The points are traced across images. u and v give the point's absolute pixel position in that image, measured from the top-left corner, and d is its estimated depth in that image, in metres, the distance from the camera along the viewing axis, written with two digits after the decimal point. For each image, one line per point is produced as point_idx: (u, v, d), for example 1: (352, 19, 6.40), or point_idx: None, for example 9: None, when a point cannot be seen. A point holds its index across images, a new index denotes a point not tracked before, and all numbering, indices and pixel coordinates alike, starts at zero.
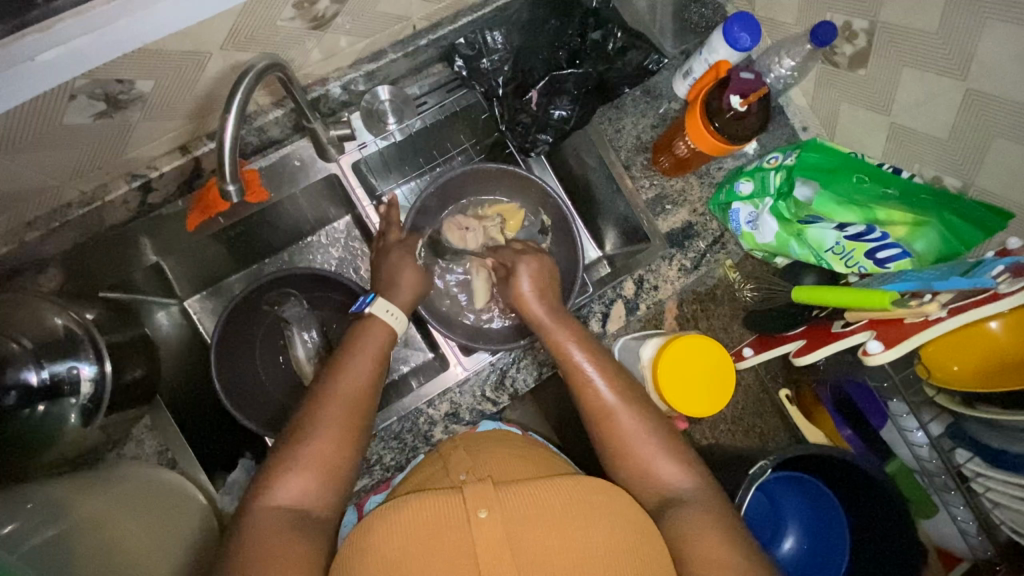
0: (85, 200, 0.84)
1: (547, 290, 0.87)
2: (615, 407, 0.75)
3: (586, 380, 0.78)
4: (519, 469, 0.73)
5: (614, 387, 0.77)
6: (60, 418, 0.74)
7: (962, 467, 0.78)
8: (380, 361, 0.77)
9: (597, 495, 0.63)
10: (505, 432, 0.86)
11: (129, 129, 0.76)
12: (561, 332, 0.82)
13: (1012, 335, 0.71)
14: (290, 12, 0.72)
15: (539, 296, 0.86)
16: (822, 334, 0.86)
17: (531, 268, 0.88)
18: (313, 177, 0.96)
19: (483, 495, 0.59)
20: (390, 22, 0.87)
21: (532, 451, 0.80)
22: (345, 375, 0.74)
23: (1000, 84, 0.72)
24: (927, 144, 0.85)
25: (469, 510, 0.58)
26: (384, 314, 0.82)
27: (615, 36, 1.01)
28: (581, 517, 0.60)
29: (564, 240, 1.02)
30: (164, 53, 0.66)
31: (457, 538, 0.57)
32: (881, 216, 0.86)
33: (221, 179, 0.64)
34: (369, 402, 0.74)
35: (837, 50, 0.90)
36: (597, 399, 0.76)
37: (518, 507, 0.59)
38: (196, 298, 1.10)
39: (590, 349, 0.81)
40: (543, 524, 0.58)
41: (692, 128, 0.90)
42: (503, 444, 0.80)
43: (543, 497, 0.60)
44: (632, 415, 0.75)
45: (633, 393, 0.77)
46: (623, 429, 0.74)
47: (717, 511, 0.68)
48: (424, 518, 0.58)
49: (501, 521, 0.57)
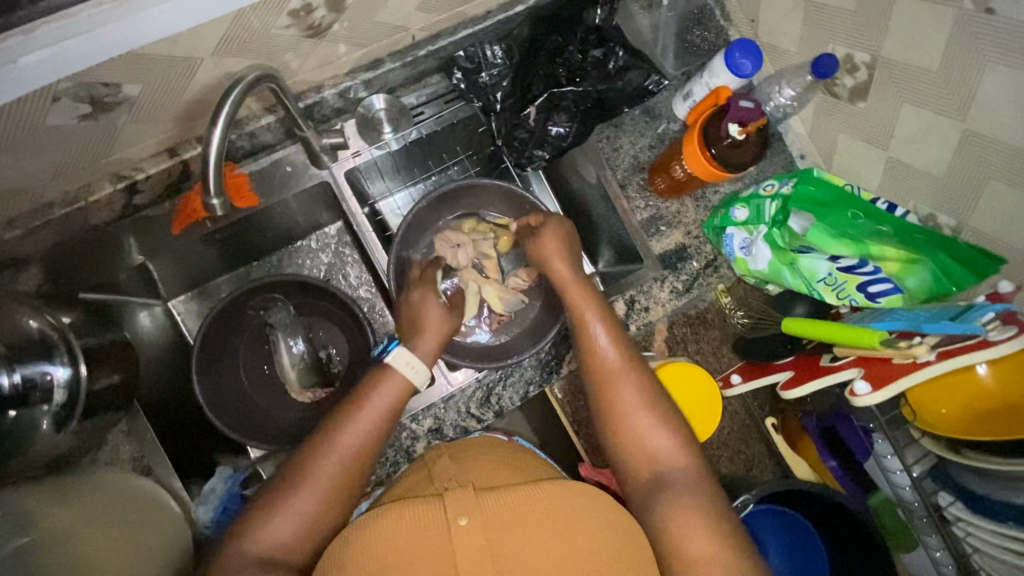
0: (68, 200, 0.82)
1: (566, 248, 0.89)
2: (617, 373, 0.78)
3: (592, 334, 0.82)
4: (504, 475, 0.72)
5: (619, 355, 0.79)
6: (30, 425, 0.72)
7: (944, 510, 0.76)
8: (386, 421, 0.74)
9: (580, 500, 0.63)
10: (492, 440, 0.85)
11: (115, 131, 0.74)
12: (580, 294, 0.85)
13: (1000, 381, 0.71)
14: (285, 20, 0.70)
15: (555, 254, 0.88)
16: (811, 367, 0.85)
17: (557, 231, 0.89)
18: (304, 184, 0.94)
19: (463, 502, 0.59)
20: (389, 32, 0.85)
21: (516, 454, 0.81)
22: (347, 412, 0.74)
23: (997, 126, 0.72)
24: (924, 181, 0.84)
25: (450, 517, 0.58)
26: (404, 366, 0.77)
27: (616, 54, 0.99)
28: (562, 524, 0.60)
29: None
30: (152, 58, 0.65)
31: (437, 545, 0.56)
32: (874, 251, 0.86)
33: (205, 192, 0.62)
34: (365, 462, 0.72)
35: (839, 81, 0.90)
36: (603, 362, 0.79)
37: (499, 512, 0.59)
38: (181, 298, 1.08)
39: (603, 310, 0.84)
40: (522, 529, 0.58)
41: (689, 155, 0.90)
42: (487, 451, 0.79)
43: (525, 503, 0.60)
44: (634, 384, 0.77)
45: (634, 359, 0.80)
46: (619, 393, 0.77)
47: (697, 501, 0.68)
48: (403, 526, 0.58)
49: (481, 526, 0.57)
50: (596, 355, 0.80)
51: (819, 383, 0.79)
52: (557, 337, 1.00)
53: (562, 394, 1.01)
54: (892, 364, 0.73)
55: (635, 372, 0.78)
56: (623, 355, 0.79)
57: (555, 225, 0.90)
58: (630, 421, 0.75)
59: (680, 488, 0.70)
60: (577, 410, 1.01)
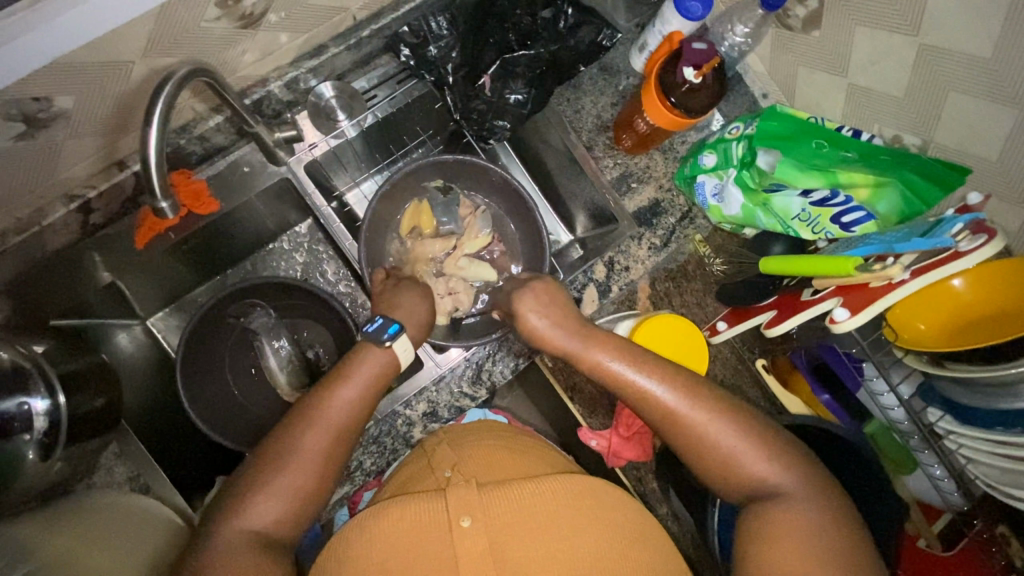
0: (21, 226, 0.80)
1: (557, 309, 0.82)
2: (681, 411, 0.71)
3: (635, 387, 0.74)
4: (505, 460, 0.76)
5: (675, 391, 0.72)
6: (15, 456, 0.70)
7: (934, 425, 0.77)
8: (375, 389, 0.74)
9: (583, 501, 0.66)
10: (491, 423, 0.89)
11: (56, 148, 0.73)
12: (588, 348, 0.78)
13: (975, 291, 0.72)
14: (213, 11, 0.68)
15: (554, 331, 0.81)
16: (792, 303, 0.84)
17: (542, 291, 0.84)
18: (263, 182, 0.92)
19: (465, 504, 0.63)
20: (327, 14, 0.83)
21: (516, 440, 0.84)
22: (307, 423, 0.69)
23: (952, 36, 0.71)
24: (884, 104, 0.84)
25: (453, 519, 0.61)
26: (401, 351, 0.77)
27: (565, 14, 0.97)
28: (565, 527, 0.63)
29: (527, 225, 1.00)
30: (80, 67, 0.63)
31: (441, 546, 0.60)
32: (842, 180, 0.84)
33: (152, 197, 0.61)
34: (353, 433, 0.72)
35: (791, 12, 0.88)
36: (658, 407, 0.72)
37: (499, 514, 0.62)
38: (159, 315, 1.06)
39: (626, 351, 0.77)
40: (523, 529, 0.61)
41: (648, 104, 0.88)
42: (490, 435, 0.83)
43: (523, 502, 0.64)
44: (707, 409, 0.71)
45: (694, 383, 0.73)
46: (691, 429, 0.70)
47: (806, 511, 0.64)
48: (404, 526, 0.62)
49: (483, 528, 0.61)
50: (649, 403, 0.73)
51: (802, 318, 0.79)
52: None
53: (552, 362, 1.02)
54: (869, 289, 0.73)
55: (699, 401, 0.71)
56: (678, 389, 0.72)
57: (540, 284, 0.85)
58: (717, 451, 0.70)
59: (794, 508, 0.65)
60: (570, 376, 1.03)
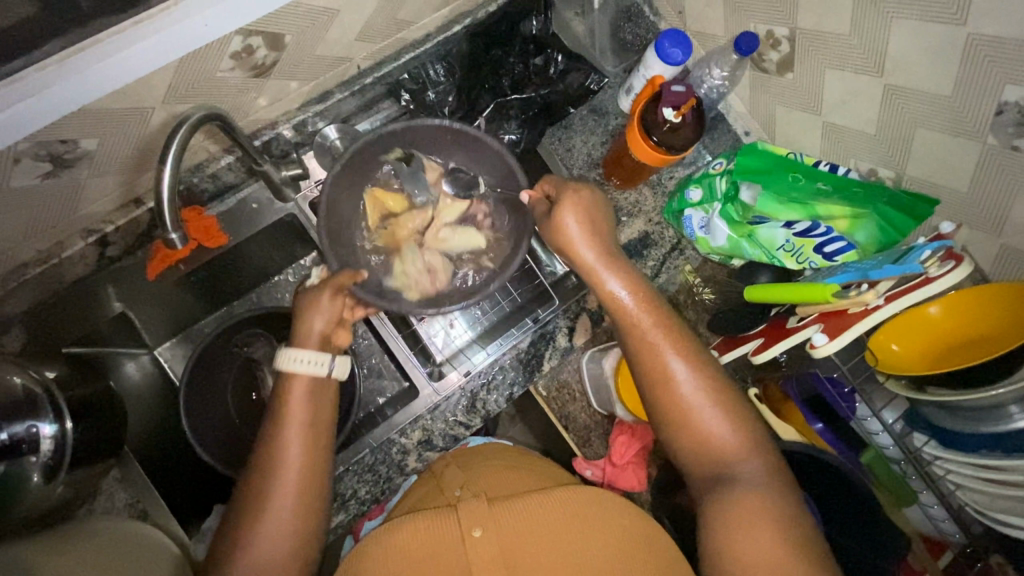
0: (40, 258, 0.86)
1: (596, 224, 0.77)
2: (675, 364, 0.72)
3: (640, 327, 0.74)
4: (515, 479, 0.78)
5: (674, 344, 0.73)
6: (20, 479, 0.73)
7: (920, 451, 0.79)
8: (312, 425, 0.73)
9: (591, 509, 0.68)
10: (505, 448, 0.89)
11: (79, 186, 0.79)
12: (607, 273, 0.77)
13: (948, 316, 0.74)
14: (228, 62, 0.75)
15: (587, 237, 0.76)
16: (778, 330, 0.86)
17: (582, 205, 0.77)
18: (269, 219, 0.97)
19: (477, 515, 0.65)
20: (332, 64, 0.90)
21: (524, 459, 0.85)
22: (271, 482, 0.69)
23: (915, 76, 0.76)
24: (858, 140, 0.88)
25: (464, 529, 0.64)
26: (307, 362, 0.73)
27: (555, 60, 1.06)
28: (577, 534, 0.65)
29: (510, 190, 0.92)
30: (106, 112, 0.69)
31: (454, 556, 0.63)
32: (822, 212, 0.88)
33: (162, 228, 0.66)
34: (317, 480, 0.72)
35: (765, 57, 0.94)
36: (657, 355, 0.73)
37: (510, 527, 0.65)
38: (167, 345, 1.09)
39: (642, 291, 0.76)
40: (534, 543, 0.64)
41: (633, 144, 0.93)
42: (500, 456, 0.85)
43: (533, 516, 0.66)
44: (694, 373, 0.72)
45: (689, 343, 0.74)
46: (680, 389, 0.72)
47: (765, 491, 0.65)
48: (421, 541, 0.64)
49: (494, 538, 0.64)
50: (648, 349, 0.73)
51: (784, 345, 0.81)
52: (534, 335, 1.00)
53: (547, 391, 1.05)
54: (847, 316, 0.75)
55: (690, 361, 0.73)
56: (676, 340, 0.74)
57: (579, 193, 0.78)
58: (695, 418, 0.71)
59: (759, 490, 0.65)
60: (564, 406, 1.06)
